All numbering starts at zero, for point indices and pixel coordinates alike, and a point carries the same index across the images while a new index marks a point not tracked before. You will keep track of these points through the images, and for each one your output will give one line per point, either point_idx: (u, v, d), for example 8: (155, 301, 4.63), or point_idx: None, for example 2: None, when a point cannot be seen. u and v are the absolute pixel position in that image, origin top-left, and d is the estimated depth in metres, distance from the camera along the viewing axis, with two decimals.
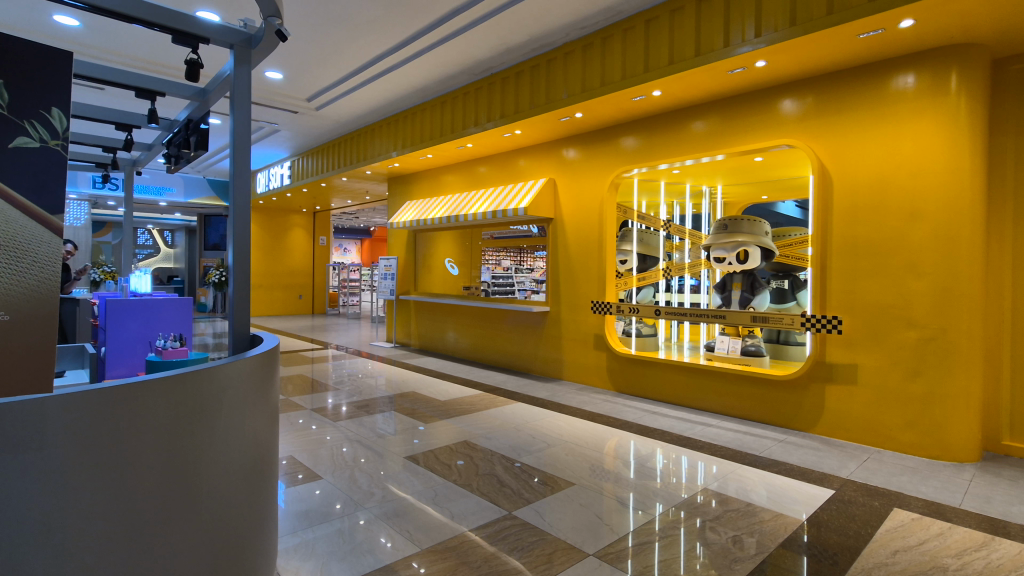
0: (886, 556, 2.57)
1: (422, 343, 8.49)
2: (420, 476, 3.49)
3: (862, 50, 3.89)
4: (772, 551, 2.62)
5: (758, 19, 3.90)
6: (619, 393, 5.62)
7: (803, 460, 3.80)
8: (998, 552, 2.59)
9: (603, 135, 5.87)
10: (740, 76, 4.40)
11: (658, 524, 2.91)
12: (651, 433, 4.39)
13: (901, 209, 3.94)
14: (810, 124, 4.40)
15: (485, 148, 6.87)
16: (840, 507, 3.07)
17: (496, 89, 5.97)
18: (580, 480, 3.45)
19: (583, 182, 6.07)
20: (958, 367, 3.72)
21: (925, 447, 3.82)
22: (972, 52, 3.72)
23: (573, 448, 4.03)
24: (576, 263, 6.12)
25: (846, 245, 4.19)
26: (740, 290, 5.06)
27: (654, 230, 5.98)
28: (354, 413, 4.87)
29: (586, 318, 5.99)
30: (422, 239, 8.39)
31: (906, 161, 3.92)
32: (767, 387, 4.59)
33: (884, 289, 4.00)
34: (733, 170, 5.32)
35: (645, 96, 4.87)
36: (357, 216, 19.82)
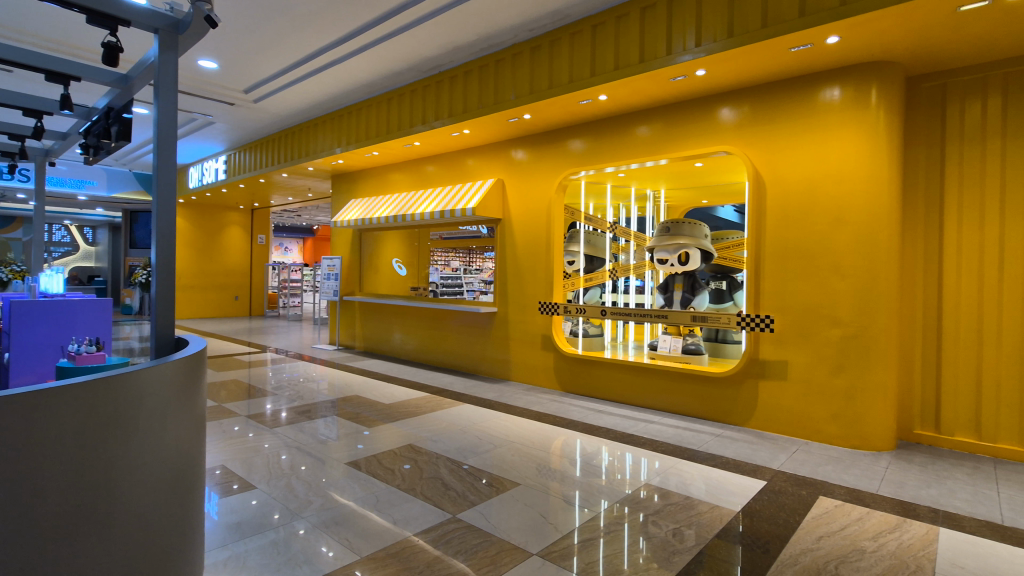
0: (813, 542, 2.70)
1: (367, 345, 8.28)
2: (361, 482, 3.38)
3: (793, 64, 4.11)
4: (708, 542, 2.71)
5: (698, 28, 4.04)
6: (565, 393, 5.68)
7: (738, 454, 3.95)
8: (909, 533, 2.79)
9: (550, 137, 5.92)
10: (681, 84, 4.55)
11: (603, 520, 2.95)
12: (596, 431, 4.45)
13: (827, 213, 4.18)
14: (746, 132, 4.61)
15: (433, 147, 6.78)
16: (771, 497, 3.22)
17: (445, 88, 5.91)
18: (525, 480, 3.46)
19: (531, 182, 6.09)
20: (876, 362, 3.99)
21: (848, 437, 4.07)
22: (888, 69, 4.01)
23: (519, 448, 4.03)
24: (524, 264, 6.14)
25: (779, 248, 4.42)
26: (682, 291, 5.24)
27: (600, 232, 6.11)
28: (294, 418, 4.68)
29: (534, 319, 6.02)
30: (368, 239, 8.20)
31: (831, 169, 4.17)
32: (705, 385, 4.77)
33: (812, 289, 4.24)
34: (675, 174, 5.51)
35: (592, 100, 4.96)
36: (300, 214, 19.15)
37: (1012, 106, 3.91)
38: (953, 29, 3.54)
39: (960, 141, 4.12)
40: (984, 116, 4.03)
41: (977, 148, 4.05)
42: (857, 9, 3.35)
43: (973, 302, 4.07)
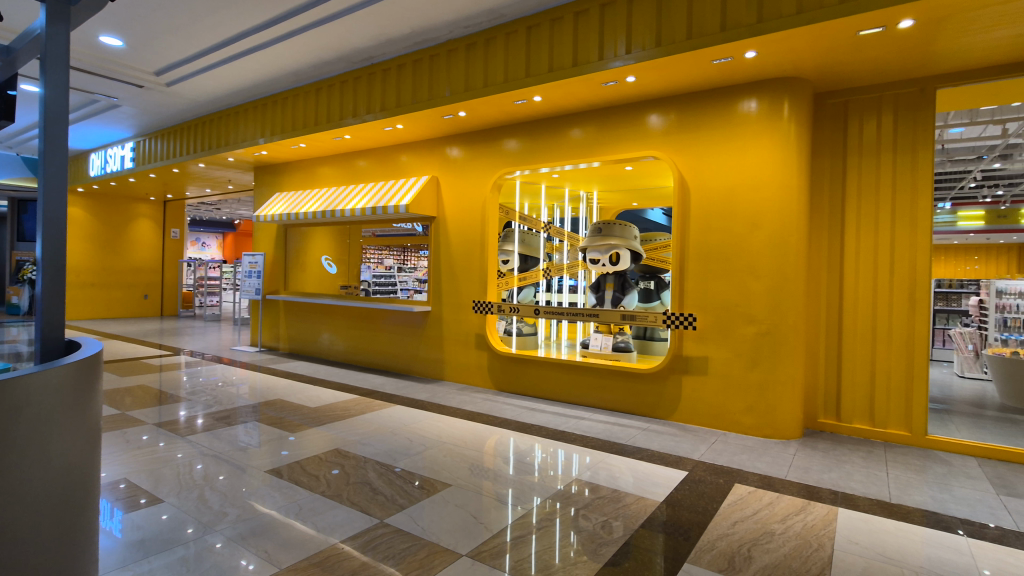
0: (728, 527, 2.86)
1: (293, 346, 7.91)
2: (283, 490, 3.22)
3: (715, 75, 4.33)
4: (634, 532, 2.80)
5: (629, 36, 4.17)
6: (499, 391, 5.69)
7: (663, 446, 4.12)
8: (813, 515, 3.01)
9: (485, 136, 5.91)
10: (612, 89, 4.68)
11: (536, 516, 2.97)
12: (528, 429, 4.49)
13: (744, 218, 4.44)
14: (672, 138, 4.81)
15: (365, 141, 6.59)
16: (693, 487, 3.38)
17: (377, 81, 5.74)
18: (457, 481, 3.42)
19: (465, 180, 6.06)
20: (786, 357, 4.29)
21: (761, 427, 4.35)
22: (798, 85, 4.32)
23: (451, 449, 3.99)
24: (458, 263, 6.09)
25: (701, 249, 4.64)
26: (613, 290, 5.35)
27: (534, 232, 6.19)
28: (211, 425, 4.38)
29: (468, 318, 5.98)
30: (294, 235, 7.84)
31: (748, 176, 4.42)
32: (633, 381, 4.93)
33: (731, 289, 4.48)
34: (606, 177, 5.66)
35: (526, 101, 5.00)
36: (219, 207, 18.02)
37: (901, 124, 4.34)
38: (854, 52, 3.86)
39: (858, 154, 4.52)
40: (878, 132, 4.44)
41: (873, 161, 4.46)
42: (772, 28, 3.58)
43: (868, 301, 4.47)
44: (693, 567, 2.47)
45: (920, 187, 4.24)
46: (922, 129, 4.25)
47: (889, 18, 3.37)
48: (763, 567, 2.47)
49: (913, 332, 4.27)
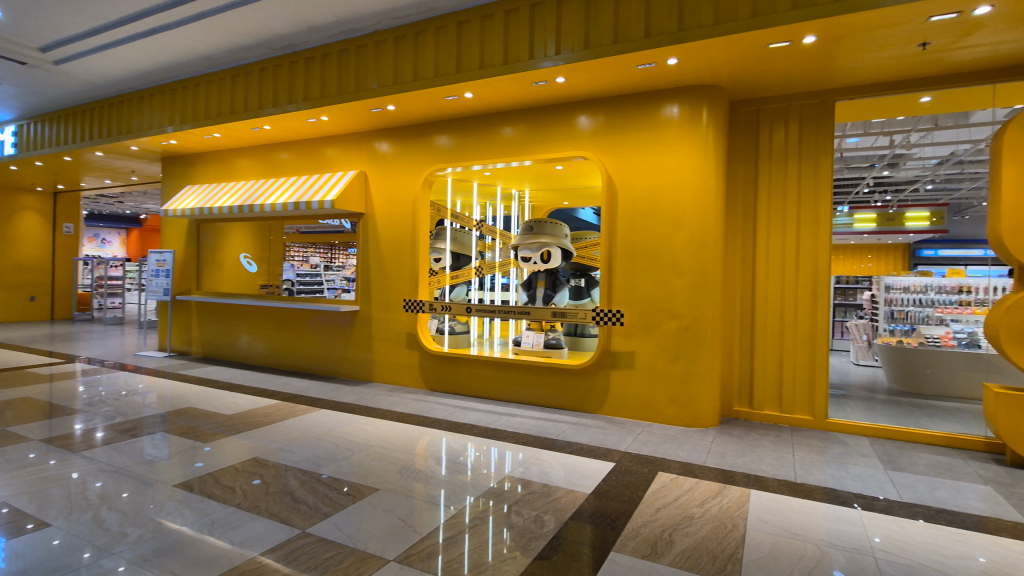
0: (652, 514, 2.97)
1: (207, 350, 7.40)
2: (195, 504, 2.99)
3: (640, 80, 4.49)
4: (564, 525, 2.84)
5: (558, 37, 4.23)
6: (430, 391, 5.61)
7: (591, 439, 4.22)
8: (728, 497, 3.20)
9: (416, 131, 5.80)
10: (543, 89, 4.73)
11: (467, 515, 2.95)
12: (460, 428, 4.45)
13: (667, 218, 4.64)
14: (601, 139, 4.94)
15: (287, 133, 6.27)
16: (619, 477, 3.49)
17: (300, 70, 5.47)
18: (386, 485, 3.33)
19: (395, 176, 5.92)
20: (705, 350, 4.53)
21: (682, 417, 4.57)
22: (715, 93, 4.56)
23: (380, 452, 3.88)
24: (388, 261, 5.94)
25: (628, 247, 4.80)
26: (543, 288, 5.48)
27: (467, 230, 6.14)
28: (111, 438, 4.00)
29: (398, 317, 5.85)
30: (207, 231, 7.34)
31: (670, 178, 4.62)
32: (564, 376, 5.03)
33: (655, 286, 4.67)
34: (537, 176, 5.72)
35: (457, 97, 4.95)
36: (122, 200, 16.55)
37: (805, 133, 4.70)
38: (765, 63, 4.13)
39: (769, 159, 4.84)
40: (786, 140, 4.78)
41: (781, 166, 4.80)
42: (692, 36, 3.75)
43: (777, 297, 4.81)
44: (619, 555, 2.54)
45: (821, 191, 4.61)
46: (823, 138, 4.62)
47: (794, 34, 3.63)
48: (683, 551, 2.59)
49: (815, 324, 4.64)
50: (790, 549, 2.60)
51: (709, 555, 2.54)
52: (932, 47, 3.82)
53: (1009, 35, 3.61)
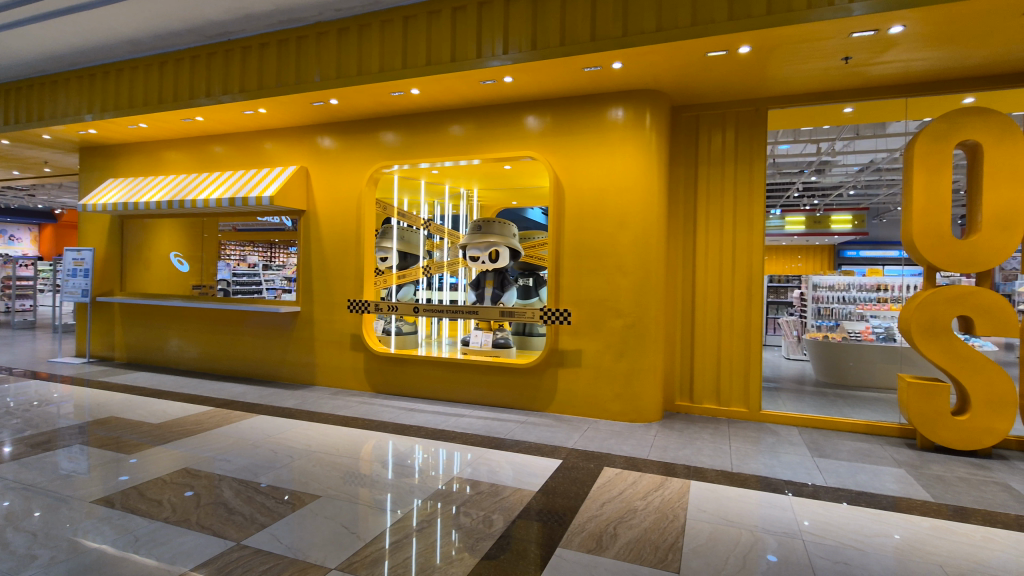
0: (597, 509, 3.03)
1: (133, 355, 6.92)
2: (118, 520, 2.78)
3: (586, 82, 4.56)
4: (513, 523, 2.84)
5: (505, 37, 4.23)
6: (375, 393, 5.49)
7: (539, 438, 4.25)
8: (670, 489, 3.31)
9: (361, 127, 5.65)
10: (491, 88, 4.72)
11: (414, 518, 2.90)
12: (406, 431, 4.37)
13: (612, 218, 4.74)
14: (548, 140, 4.98)
15: (221, 125, 5.96)
16: (566, 474, 3.53)
17: (236, 59, 5.21)
18: (328, 491, 3.22)
19: (338, 172, 5.74)
20: (649, 347, 4.66)
21: (626, 413, 4.69)
22: (658, 98, 4.70)
23: (323, 458, 3.75)
24: (331, 260, 5.76)
25: (575, 247, 4.87)
26: (492, 287, 5.46)
27: (414, 229, 6.08)
28: (19, 453, 3.66)
29: (341, 318, 5.69)
30: (132, 228, 6.87)
31: (616, 179, 4.72)
32: (511, 376, 5.05)
33: (601, 285, 4.76)
34: (485, 175, 5.72)
35: (404, 93, 4.86)
36: (33, 194, 15.22)
37: (741, 139, 4.93)
38: (704, 71, 4.30)
39: (707, 163, 5.04)
40: (723, 145, 4.99)
41: (719, 170, 5.00)
42: (636, 41, 3.85)
43: (715, 295, 5.01)
44: (566, 551, 2.57)
45: (755, 194, 4.85)
46: (757, 144, 4.87)
47: (730, 44, 3.80)
48: (627, 543, 2.65)
49: (750, 321, 4.88)
50: (726, 536, 2.72)
51: (652, 546, 2.62)
52: (854, 61, 4.10)
53: (920, 53, 3.93)
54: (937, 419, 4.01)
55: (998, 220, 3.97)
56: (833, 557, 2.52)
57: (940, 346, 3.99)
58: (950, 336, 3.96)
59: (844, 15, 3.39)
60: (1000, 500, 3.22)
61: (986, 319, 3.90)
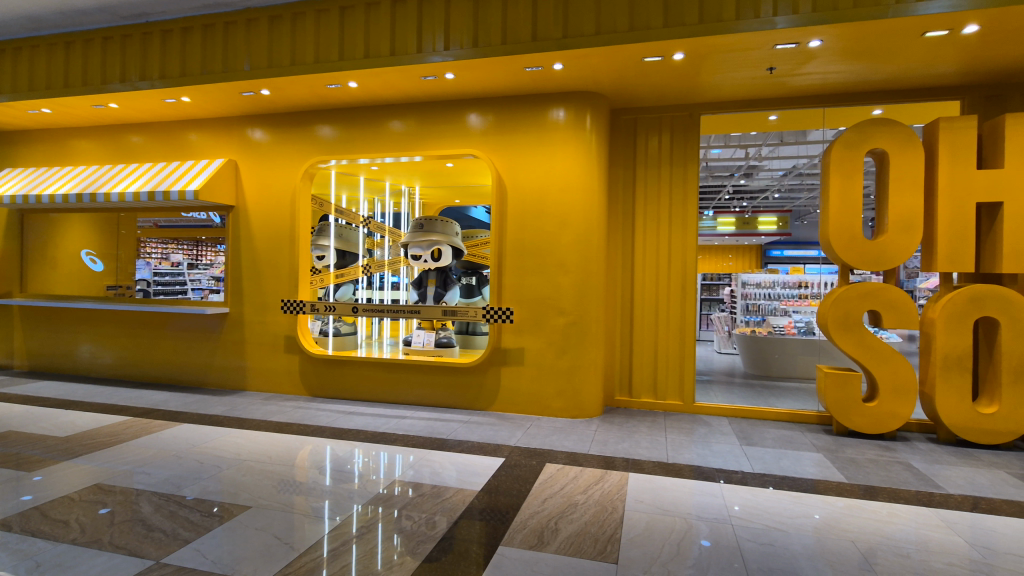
0: (539, 505, 3.05)
1: (37, 362, 6.30)
2: (17, 545, 2.52)
3: (527, 82, 4.59)
4: (457, 524, 2.82)
5: (446, 32, 4.18)
6: (312, 397, 5.28)
7: (482, 437, 4.24)
8: (610, 482, 3.39)
9: (295, 120, 5.42)
10: (432, 84, 4.65)
11: (353, 523, 2.81)
12: (345, 435, 4.23)
13: (554, 218, 4.80)
14: (491, 138, 4.97)
15: (139, 113, 5.54)
16: (509, 471, 3.54)
17: (155, 43, 4.85)
18: (260, 501, 3.06)
19: (271, 166, 5.48)
20: (589, 344, 4.75)
21: (568, 409, 4.76)
22: (598, 100, 4.80)
23: (255, 466, 3.57)
24: (263, 258, 5.49)
25: (517, 246, 4.89)
26: (434, 286, 5.39)
27: (353, 226, 5.94)
28: None
29: (275, 319, 5.43)
30: (36, 224, 6.27)
31: (557, 179, 4.78)
32: (454, 375, 5.00)
33: (544, 283, 4.81)
34: (427, 172, 5.64)
35: (341, 86, 4.71)
36: None
37: (675, 142, 5.12)
38: (641, 75, 4.43)
39: (645, 166, 5.20)
40: (659, 148, 5.17)
41: (656, 172, 5.18)
42: (576, 44, 3.91)
43: (652, 293, 5.19)
44: (508, 549, 2.57)
45: (689, 196, 5.07)
46: (690, 148, 5.08)
47: (665, 50, 3.93)
48: (567, 537, 2.69)
49: (684, 317, 5.08)
50: (662, 524, 2.81)
51: (592, 538, 2.67)
52: (778, 71, 4.35)
53: (835, 67, 4.22)
54: (850, 406, 4.34)
55: (902, 222, 4.32)
56: (759, 539, 2.67)
57: (853, 339, 4.30)
58: (862, 330, 4.29)
59: (768, 28, 3.59)
60: (904, 478, 3.52)
61: (893, 313, 4.24)
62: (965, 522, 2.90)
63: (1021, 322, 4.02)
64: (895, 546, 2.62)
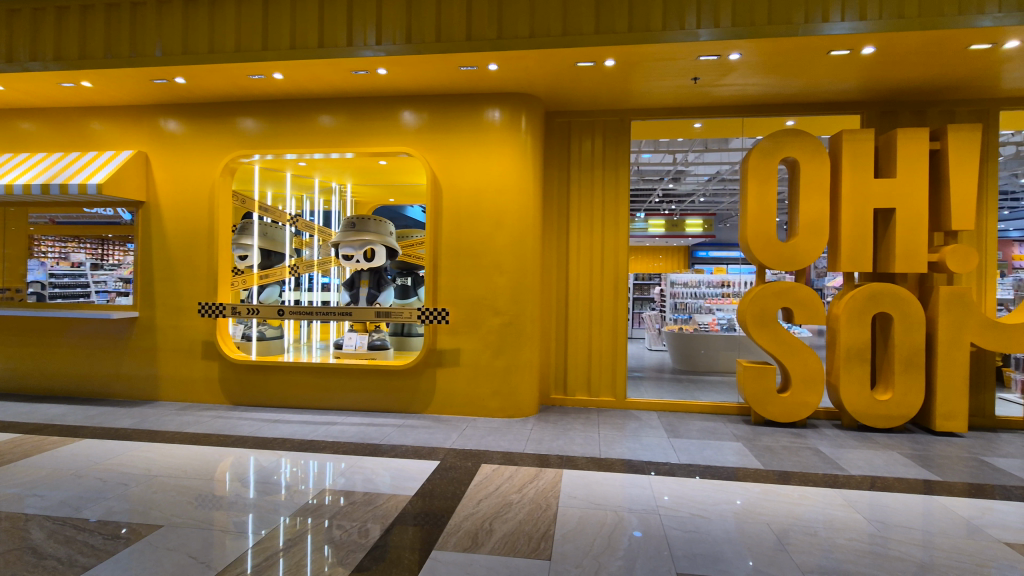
0: (474, 506, 3.04)
1: None
2: None
3: (462, 81, 4.56)
4: (391, 530, 2.75)
5: (378, 26, 4.08)
6: (233, 406, 4.98)
7: (417, 440, 4.17)
8: (544, 479, 3.43)
9: (214, 111, 5.10)
10: (363, 78, 4.52)
11: (279, 536, 2.67)
12: (270, 444, 4.02)
13: (489, 218, 4.80)
14: (425, 137, 4.90)
15: (29, 97, 5.01)
16: (444, 474, 3.50)
17: (49, 21, 4.41)
18: (173, 519, 2.84)
19: (187, 160, 5.12)
20: (525, 343, 4.80)
21: (504, 409, 4.78)
22: (532, 102, 4.86)
23: (170, 482, 3.32)
24: (178, 258, 5.11)
25: (453, 246, 4.84)
26: (368, 287, 5.26)
27: (280, 225, 5.67)
28: None
29: (192, 323, 5.08)
30: None
31: (492, 180, 4.79)
32: (387, 378, 4.89)
33: (479, 284, 4.79)
34: (359, 170, 5.47)
35: (264, 77, 4.47)
36: None
37: (607, 146, 5.28)
38: (574, 80, 4.52)
39: (578, 168, 5.31)
40: (592, 152, 5.30)
41: (589, 175, 5.30)
42: (511, 45, 3.93)
43: (586, 293, 5.30)
44: (441, 553, 2.53)
45: (620, 199, 5.23)
46: (621, 152, 5.25)
47: (597, 56, 4.03)
48: (502, 537, 2.69)
49: (616, 316, 5.24)
50: (595, 518, 2.88)
51: (526, 537, 2.69)
52: (701, 82, 4.57)
53: (752, 79, 4.50)
54: (766, 397, 4.64)
55: (811, 226, 4.67)
56: (685, 527, 2.79)
57: (769, 335, 4.60)
58: (776, 326, 4.59)
59: (692, 39, 3.77)
60: (813, 463, 3.81)
61: (803, 310, 4.57)
62: (864, 500, 3.17)
63: (911, 317, 4.46)
64: (805, 525, 2.82)
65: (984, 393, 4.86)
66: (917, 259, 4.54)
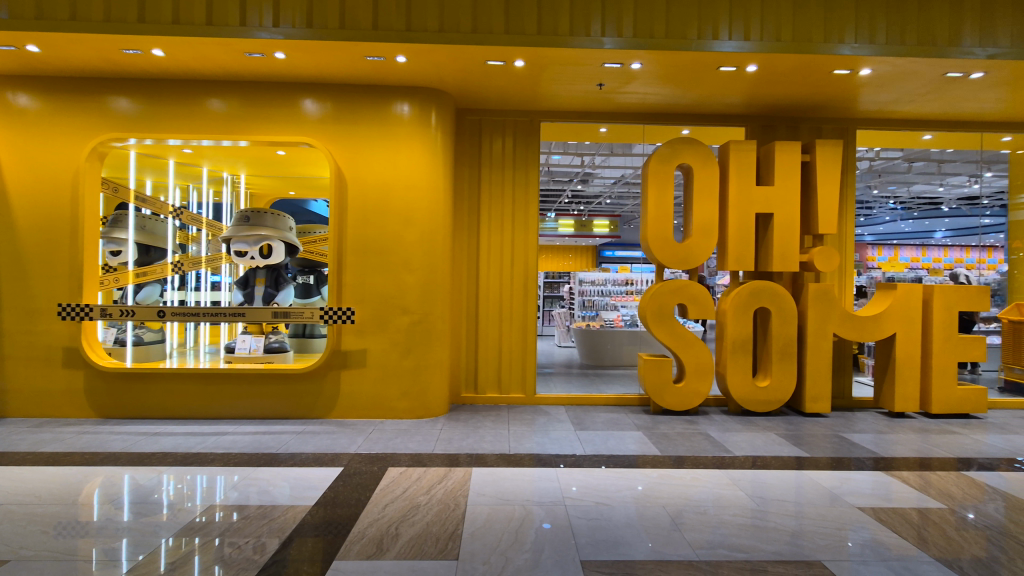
0: (379, 512, 2.93)
1: None
2: None
3: (368, 72, 4.39)
4: (289, 543, 2.58)
5: (275, 7, 3.81)
6: (103, 420, 4.44)
7: (319, 447, 3.96)
8: (452, 479, 3.40)
9: (78, 86, 4.50)
10: (258, 62, 4.21)
11: (158, 560, 2.42)
12: (148, 460, 3.63)
13: (398, 215, 4.67)
14: (329, 128, 4.66)
15: None
16: (347, 480, 3.35)
17: None
18: (22, 552, 2.47)
19: (43, 141, 4.48)
20: (434, 343, 4.74)
21: (413, 410, 4.69)
22: (442, 98, 4.80)
23: (21, 510, 2.88)
24: (31, 253, 4.46)
25: (359, 243, 4.65)
26: (263, 286, 4.93)
27: (161, 218, 5.11)
28: None
29: (50, 328, 4.46)
30: None
31: (401, 176, 4.67)
32: (287, 383, 4.60)
33: (387, 282, 4.65)
34: (253, 159, 5.11)
35: (141, 52, 4.02)
36: None
37: (518, 146, 5.35)
38: (485, 78, 4.52)
39: (489, 167, 5.33)
40: (503, 151, 5.35)
41: (500, 173, 5.34)
42: (420, 38, 3.86)
43: (496, 292, 5.34)
44: (343, 563, 2.42)
45: (530, 199, 5.33)
46: (531, 153, 5.35)
47: (507, 55, 4.06)
48: (408, 541, 2.62)
49: (525, 314, 5.33)
50: (502, 514, 2.90)
51: (433, 538, 2.64)
52: (606, 88, 4.76)
53: (652, 89, 4.76)
54: (663, 388, 4.94)
55: (703, 228, 5.03)
56: (589, 516, 2.89)
57: (666, 329, 4.90)
58: (672, 321, 4.90)
59: (597, 47, 3.92)
60: (703, 447, 4.12)
61: (696, 306, 4.92)
62: (746, 478, 3.48)
63: (786, 311, 4.96)
64: (696, 506, 3.04)
65: (844, 377, 5.52)
66: (790, 260, 5.05)
